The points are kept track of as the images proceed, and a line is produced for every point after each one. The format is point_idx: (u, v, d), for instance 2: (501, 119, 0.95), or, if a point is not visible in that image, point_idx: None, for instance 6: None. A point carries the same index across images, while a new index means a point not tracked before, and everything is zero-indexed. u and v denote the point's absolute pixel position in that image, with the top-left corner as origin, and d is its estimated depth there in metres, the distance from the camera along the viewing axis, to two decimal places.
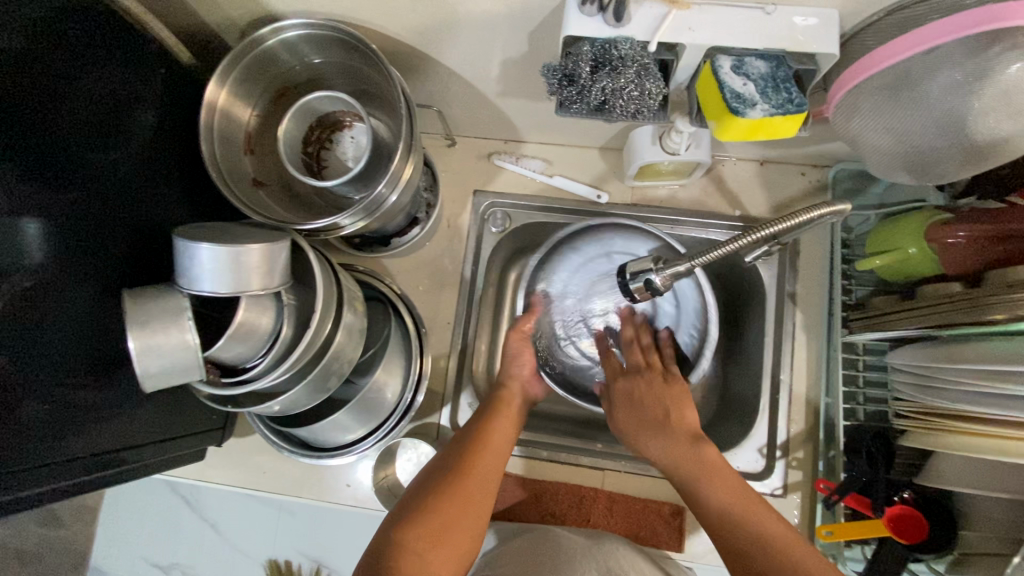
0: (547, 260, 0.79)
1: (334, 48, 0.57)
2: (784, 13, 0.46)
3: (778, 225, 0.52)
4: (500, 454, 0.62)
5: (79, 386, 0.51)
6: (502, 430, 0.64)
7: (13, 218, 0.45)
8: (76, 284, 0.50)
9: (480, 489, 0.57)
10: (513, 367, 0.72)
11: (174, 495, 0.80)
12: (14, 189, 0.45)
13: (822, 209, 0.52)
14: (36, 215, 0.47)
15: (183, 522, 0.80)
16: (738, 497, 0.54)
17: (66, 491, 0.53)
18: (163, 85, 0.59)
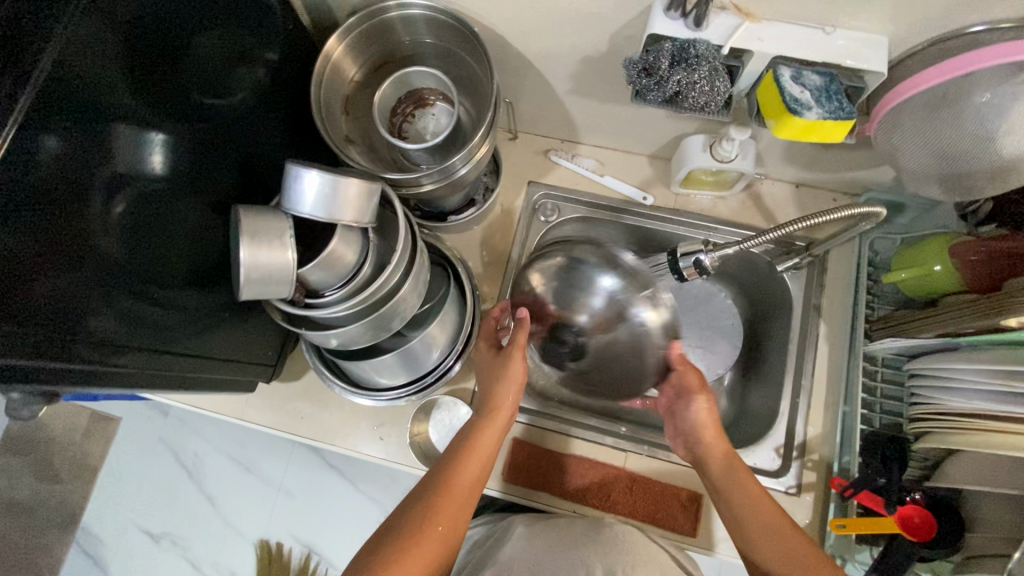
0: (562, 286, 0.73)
1: (444, 33, 0.65)
2: (841, 34, 0.53)
3: (806, 223, 0.61)
4: (472, 490, 0.65)
5: (172, 288, 0.56)
6: (480, 455, 0.66)
7: (143, 135, 0.50)
8: (184, 197, 0.56)
9: (449, 537, 0.62)
10: (501, 388, 0.68)
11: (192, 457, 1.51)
12: (144, 109, 0.50)
13: (847, 211, 0.61)
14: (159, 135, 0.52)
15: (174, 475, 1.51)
16: (790, 542, 0.58)
17: (149, 381, 0.57)
18: (280, 41, 0.66)
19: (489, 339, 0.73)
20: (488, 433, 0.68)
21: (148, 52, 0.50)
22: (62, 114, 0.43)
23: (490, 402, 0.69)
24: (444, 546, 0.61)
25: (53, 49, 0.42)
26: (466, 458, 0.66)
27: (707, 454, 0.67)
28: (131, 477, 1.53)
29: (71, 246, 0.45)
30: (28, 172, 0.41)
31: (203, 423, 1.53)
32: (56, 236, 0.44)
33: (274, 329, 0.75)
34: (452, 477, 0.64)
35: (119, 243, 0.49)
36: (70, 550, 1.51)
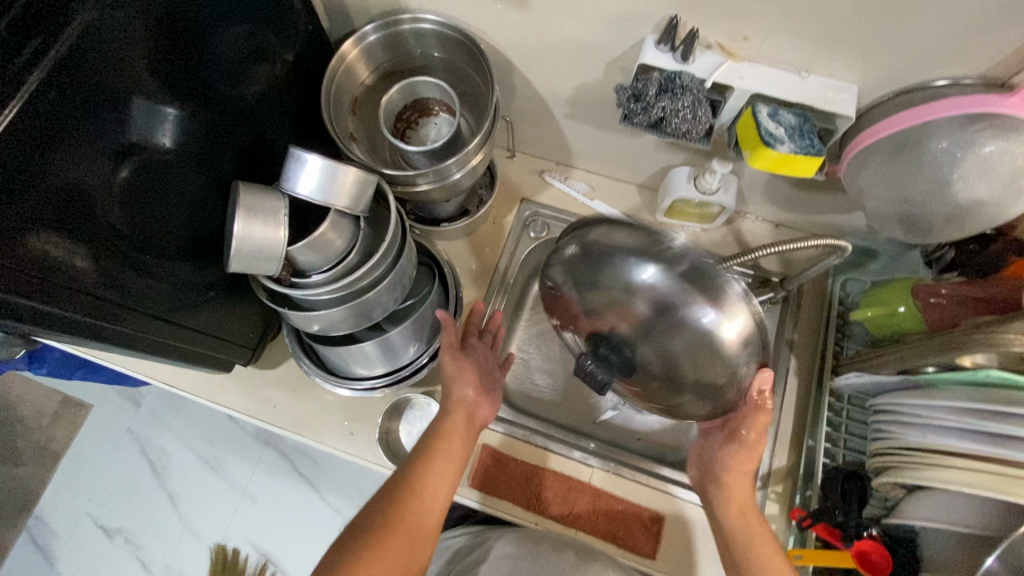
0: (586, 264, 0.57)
1: (452, 48, 0.70)
2: (815, 79, 0.58)
3: (773, 249, 0.67)
4: (436, 497, 0.64)
5: (170, 255, 0.58)
6: (442, 461, 0.66)
7: (160, 108, 0.54)
8: (191, 169, 0.59)
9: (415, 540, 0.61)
10: (457, 389, 0.70)
11: (158, 455, 1.48)
12: (164, 84, 0.54)
13: (813, 241, 0.66)
14: (174, 112, 0.55)
15: (136, 471, 1.47)
16: None
17: (133, 341, 0.59)
18: (298, 43, 0.71)
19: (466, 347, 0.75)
20: (451, 434, 0.68)
21: (176, 35, 0.54)
22: (84, 77, 0.46)
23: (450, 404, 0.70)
24: (411, 549, 0.60)
25: (87, 18, 0.45)
26: (430, 459, 0.66)
27: (726, 498, 0.67)
28: (95, 467, 1.49)
29: (75, 202, 0.47)
30: (43, 128, 0.43)
31: (175, 417, 1.51)
32: (64, 188, 0.46)
33: (259, 312, 0.77)
34: (414, 483, 0.64)
35: (120, 206, 0.51)
36: (19, 538, 1.46)
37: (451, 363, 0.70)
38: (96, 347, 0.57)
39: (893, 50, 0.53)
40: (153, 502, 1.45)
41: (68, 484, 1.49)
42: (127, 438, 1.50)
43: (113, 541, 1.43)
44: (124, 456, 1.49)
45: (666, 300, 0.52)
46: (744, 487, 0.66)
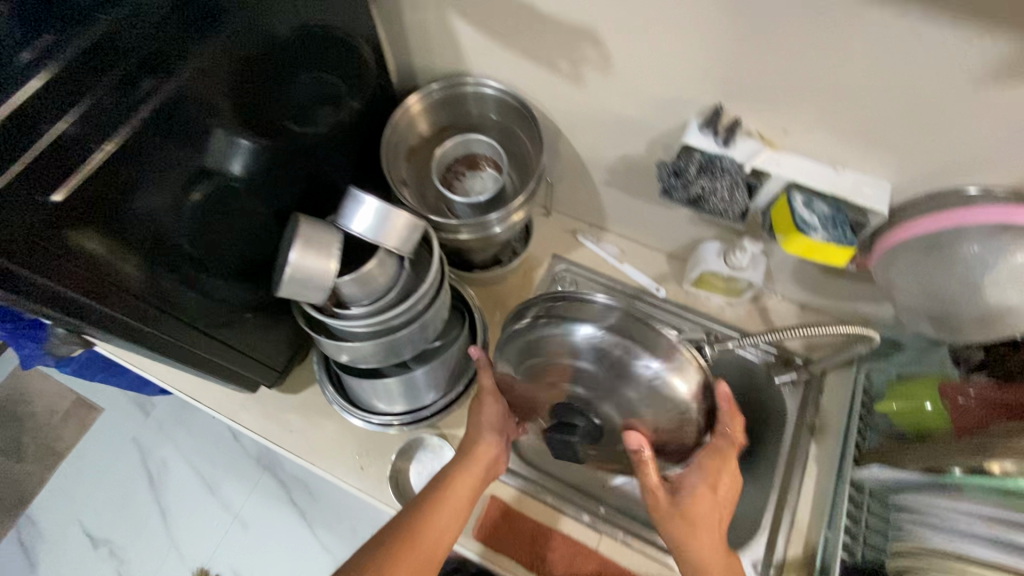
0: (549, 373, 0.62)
1: (508, 112, 0.76)
2: (850, 174, 0.61)
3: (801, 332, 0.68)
4: (439, 548, 0.63)
5: (221, 274, 0.62)
6: (450, 510, 0.65)
7: (238, 142, 0.59)
8: (256, 199, 0.63)
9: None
10: (481, 436, 0.70)
11: (158, 467, 1.48)
12: (246, 122, 0.59)
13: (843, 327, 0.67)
14: (250, 148, 0.60)
15: (134, 481, 1.47)
16: None
17: (173, 351, 0.62)
18: (367, 94, 0.77)
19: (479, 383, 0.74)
20: (462, 484, 0.67)
21: (263, 80, 0.59)
22: (179, 109, 0.51)
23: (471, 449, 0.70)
24: None
25: (191, 62, 0.51)
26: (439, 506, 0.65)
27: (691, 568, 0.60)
28: (95, 472, 1.49)
29: (146, 217, 0.51)
30: (133, 150, 0.48)
31: (181, 431, 1.51)
32: (140, 204, 0.50)
33: (292, 337, 0.80)
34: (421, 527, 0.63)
35: (183, 224, 0.55)
36: (7, 536, 1.44)
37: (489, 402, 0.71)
38: (137, 352, 0.60)
39: (924, 155, 0.56)
40: (145, 514, 1.43)
41: (64, 486, 1.49)
42: (130, 446, 1.51)
43: (98, 552, 1.40)
44: (125, 464, 1.49)
45: (604, 351, 0.58)
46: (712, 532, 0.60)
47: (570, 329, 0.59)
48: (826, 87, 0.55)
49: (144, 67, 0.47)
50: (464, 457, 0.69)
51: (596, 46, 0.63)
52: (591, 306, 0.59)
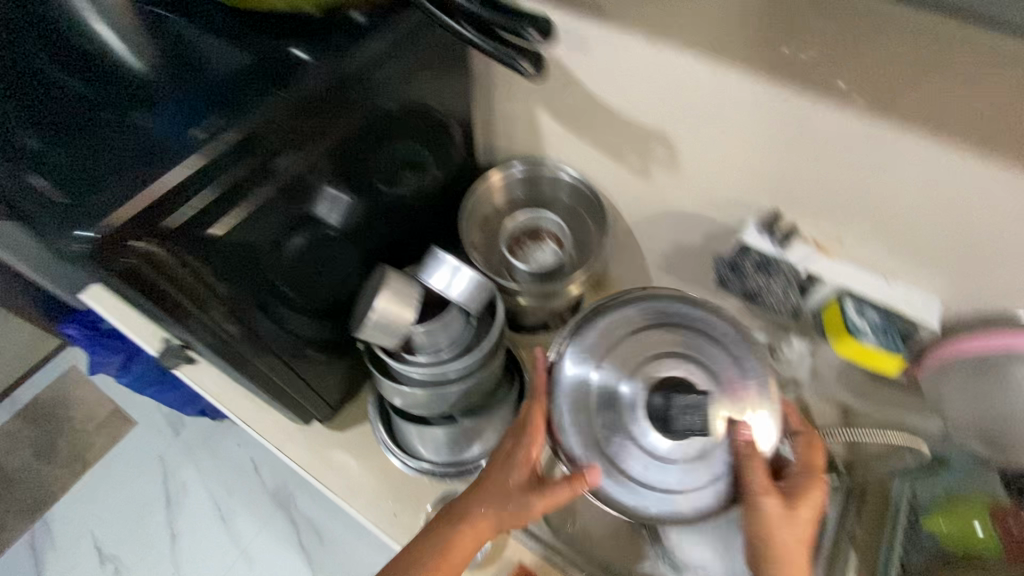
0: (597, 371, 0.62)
1: (577, 194, 0.82)
2: (901, 287, 0.64)
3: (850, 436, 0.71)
4: None
5: (306, 313, 0.68)
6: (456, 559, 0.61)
7: (341, 202, 0.65)
8: (345, 249, 0.70)
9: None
10: (549, 492, 0.60)
11: (178, 488, 1.50)
12: (351, 186, 0.66)
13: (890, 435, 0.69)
14: (349, 207, 0.67)
15: (153, 499, 1.49)
16: None
17: (251, 378, 0.67)
18: (455, 165, 0.84)
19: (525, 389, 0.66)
20: (468, 539, 0.61)
21: (371, 151, 0.66)
22: (304, 177, 0.59)
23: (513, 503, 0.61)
24: None
25: (319, 139, 0.59)
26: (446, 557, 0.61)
27: None
28: (117, 484, 1.52)
29: (257, 262, 0.58)
30: (259, 209, 0.56)
31: (205, 455, 1.54)
32: (254, 252, 0.58)
33: (350, 376, 0.84)
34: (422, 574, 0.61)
35: (284, 268, 0.62)
36: (24, 538, 1.46)
37: (533, 438, 0.62)
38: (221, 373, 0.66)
39: (975, 277, 0.59)
40: (157, 535, 1.44)
41: (85, 495, 1.51)
42: (156, 463, 1.54)
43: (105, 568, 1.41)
44: (147, 480, 1.52)
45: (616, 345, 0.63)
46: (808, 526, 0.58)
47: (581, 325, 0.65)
48: (878, 208, 0.60)
49: (287, 144, 0.56)
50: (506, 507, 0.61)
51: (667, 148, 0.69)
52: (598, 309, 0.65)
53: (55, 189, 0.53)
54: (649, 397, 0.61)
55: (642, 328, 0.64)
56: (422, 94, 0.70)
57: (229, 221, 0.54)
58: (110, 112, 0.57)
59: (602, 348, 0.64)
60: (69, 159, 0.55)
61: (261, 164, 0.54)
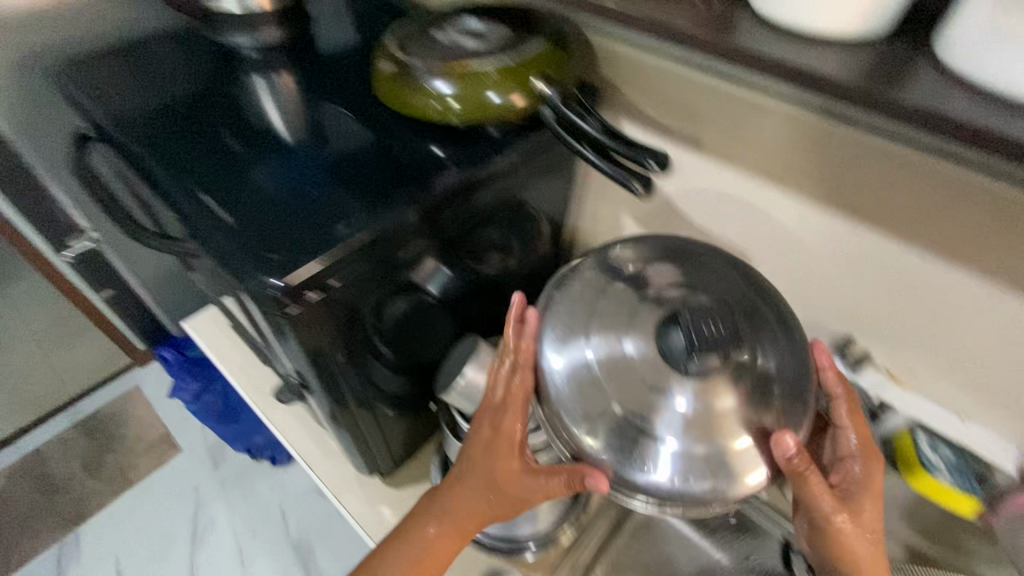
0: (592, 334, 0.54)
1: None
2: (976, 427, 0.65)
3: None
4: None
5: (394, 368, 0.73)
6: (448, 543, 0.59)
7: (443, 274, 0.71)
8: (438, 315, 0.75)
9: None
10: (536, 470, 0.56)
11: (205, 523, 1.51)
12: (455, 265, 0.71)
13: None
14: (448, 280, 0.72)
15: (181, 530, 1.50)
16: None
17: (337, 417, 0.73)
18: (543, 253, 0.91)
19: (516, 348, 0.56)
20: (449, 530, 0.59)
21: (477, 235, 0.72)
22: (419, 256, 0.64)
23: (500, 480, 0.57)
24: None
25: (440, 223, 0.64)
26: (440, 541, 0.59)
27: None
28: (154, 509, 1.55)
29: (364, 323, 0.63)
30: (377, 279, 0.61)
31: (237, 493, 1.56)
32: (364, 315, 0.63)
33: (416, 433, 0.88)
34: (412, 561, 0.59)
35: (384, 329, 0.67)
36: (52, 548, 1.49)
37: (512, 420, 0.56)
38: (316, 405, 0.73)
39: None
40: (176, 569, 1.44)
41: (118, 513, 1.54)
42: (191, 493, 1.57)
43: None
44: (179, 509, 1.54)
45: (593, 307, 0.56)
46: (876, 515, 0.55)
47: (553, 302, 0.57)
48: (954, 348, 0.63)
49: (414, 234, 0.62)
50: (495, 485, 0.57)
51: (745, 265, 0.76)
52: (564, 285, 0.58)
53: (235, 220, 0.59)
54: (657, 343, 0.52)
55: (612, 282, 0.57)
56: (530, 194, 0.78)
57: (348, 297, 0.59)
58: (288, 166, 0.65)
59: (583, 319, 0.55)
60: (249, 195, 0.62)
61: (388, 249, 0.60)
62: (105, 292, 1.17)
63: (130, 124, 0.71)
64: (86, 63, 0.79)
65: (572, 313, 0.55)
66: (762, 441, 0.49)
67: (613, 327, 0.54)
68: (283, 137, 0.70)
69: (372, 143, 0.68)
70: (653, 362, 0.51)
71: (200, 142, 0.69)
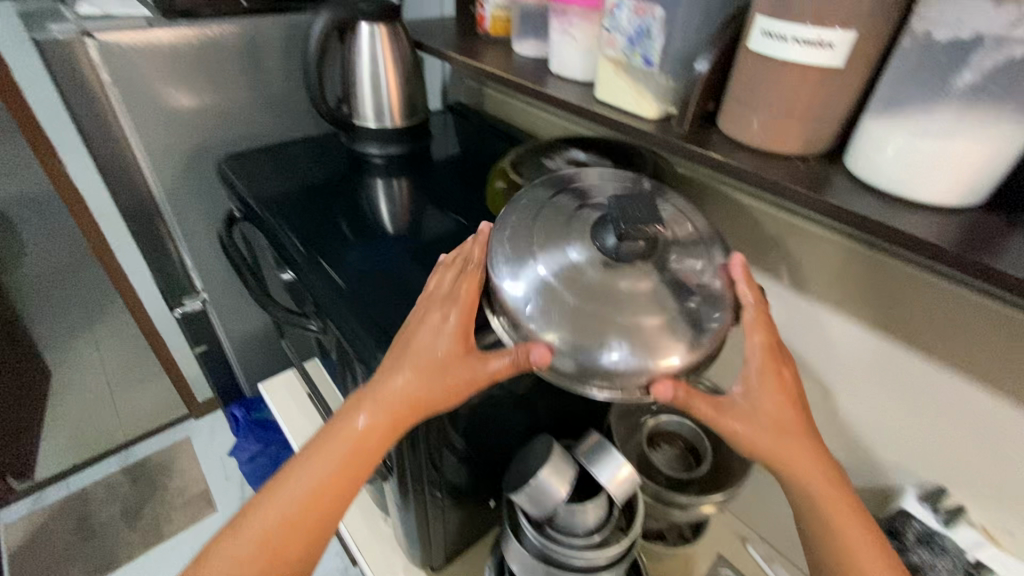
0: (537, 241, 0.53)
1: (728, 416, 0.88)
2: None
3: None
4: (355, 475, 0.56)
5: (470, 460, 0.74)
6: (377, 438, 0.55)
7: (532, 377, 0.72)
8: (519, 414, 0.76)
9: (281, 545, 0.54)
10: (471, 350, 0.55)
11: None
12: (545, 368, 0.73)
13: None
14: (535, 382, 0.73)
15: None
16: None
17: (407, 500, 0.73)
18: None
19: (454, 263, 0.60)
20: (363, 438, 0.55)
21: None
22: None
23: (431, 359, 0.54)
24: (312, 521, 0.55)
25: None
26: (363, 435, 0.55)
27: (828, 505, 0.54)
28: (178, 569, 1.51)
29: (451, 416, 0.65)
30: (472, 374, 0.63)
31: None
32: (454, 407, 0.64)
33: (472, 530, 0.86)
34: (341, 457, 0.55)
35: (469, 422, 0.69)
36: None
37: (462, 314, 0.55)
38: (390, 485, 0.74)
39: None
40: None
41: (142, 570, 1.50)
42: None
43: None
44: None
45: (533, 223, 0.56)
46: (780, 408, 0.53)
47: (500, 229, 0.56)
48: None
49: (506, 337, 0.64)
50: (424, 365, 0.54)
51: (826, 399, 0.77)
52: (513, 217, 0.57)
53: (347, 286, 0.68)
54: (592, 243, 0.53)
55: (556, 195, 0.59)
56: None
57: None
58: (408, 258, 0.73)
59: (529, 242, 0.54)
60: (359, 266, 0.71)
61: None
62: (198, 347, 1.27)
63: (276, 205, 0.82)
64: (249, 156, 0.94)
65: (523, 233, 0.55)
66: (682, 336, 0.49)
67: (553, 237, 0.54)
68: (405, 228, 0.79)
69: (464, 235, 0.78)
70: (597, 258, 0.52)
71: (333, 225, 0.79)
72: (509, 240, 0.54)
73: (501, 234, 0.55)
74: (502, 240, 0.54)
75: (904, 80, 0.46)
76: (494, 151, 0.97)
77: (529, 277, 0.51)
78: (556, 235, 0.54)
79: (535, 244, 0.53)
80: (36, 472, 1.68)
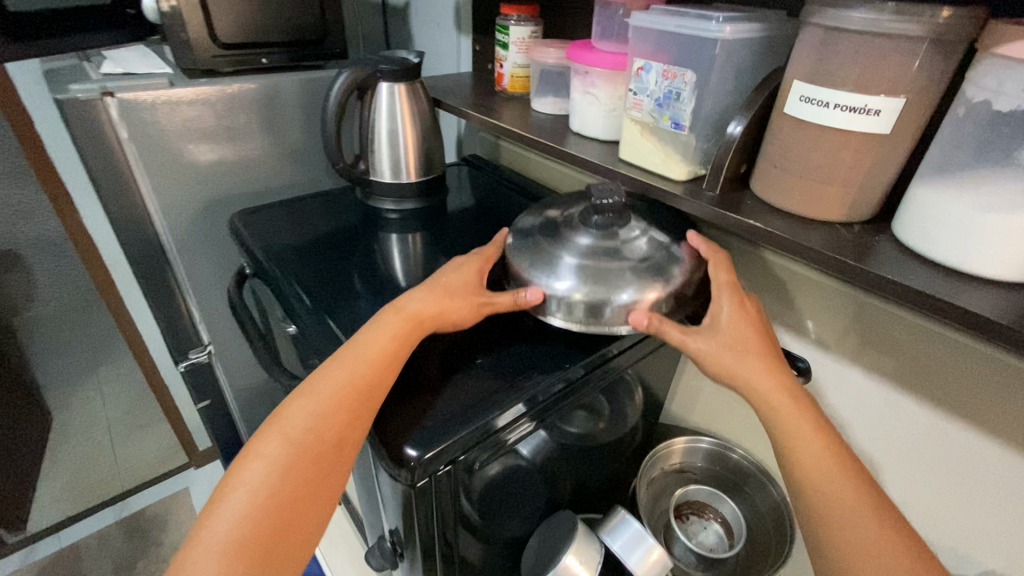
0: (545, 237, 0.62)
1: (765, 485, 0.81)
2: None
3: None
4: (395, 360, 0.57)
5: (485, 537, 0.67)
6: (411, 328, 0.59)
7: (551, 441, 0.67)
8: (539, 484, 0.70)
9: (355, 402, 0.54)
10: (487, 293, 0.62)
11: None
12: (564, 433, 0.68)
13: None
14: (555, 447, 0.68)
15: None
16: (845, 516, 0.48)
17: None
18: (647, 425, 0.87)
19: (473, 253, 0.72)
20: (403, 321, 0.58)
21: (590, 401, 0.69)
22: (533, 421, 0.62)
23: (450, 289, 0.62)
24: (360, 400, 0.54)
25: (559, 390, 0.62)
26: (396, 329, 0.58)
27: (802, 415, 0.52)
28: None
29: (470, 490, 0.60)
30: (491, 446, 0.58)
31: None
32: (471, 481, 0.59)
33: None
34: (378, 344, 0.57)
35: (486, 495, 0.63)
36: None
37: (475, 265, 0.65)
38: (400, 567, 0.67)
39: None
40: None
41: None
42: None
43: None
44: None
45: (541, 227, 0.65)
46: (743, 331, 0.54)
47: (514, 244, 0.64)
48: None
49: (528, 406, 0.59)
50: (446, 290, 0.62)
51: (870, 472, 0.72)
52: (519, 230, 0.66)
53: None
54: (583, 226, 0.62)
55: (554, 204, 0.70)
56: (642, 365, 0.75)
57: (464, 461, 0.56)
58: None
59: (538, 244, 0.62)
60: (367, 319, 0.68)
61: (497, 436, 0.58)
62: (201, 402, 1.23)
63: (285, 261, 0.79)
64: (263, 211, 0.92)
65: (530, 238, 0.64)
66: (660, 279, 0.57)
67: (555, 229, 0.63)
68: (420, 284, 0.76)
69: None
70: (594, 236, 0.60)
71: (343, 282, 0.75)
72: (520, 244, 0.64)
73: (515, 245, 0.64)
74: (516, 248, 0.63)
75: (956, 146, 0.45)
76: (510, 204, 0.96)
77: (551, 271, 0.58)
78: (559, 230, 0.63)
79: (543, 241, 0.62)
80: (29, 524, 1.60)
